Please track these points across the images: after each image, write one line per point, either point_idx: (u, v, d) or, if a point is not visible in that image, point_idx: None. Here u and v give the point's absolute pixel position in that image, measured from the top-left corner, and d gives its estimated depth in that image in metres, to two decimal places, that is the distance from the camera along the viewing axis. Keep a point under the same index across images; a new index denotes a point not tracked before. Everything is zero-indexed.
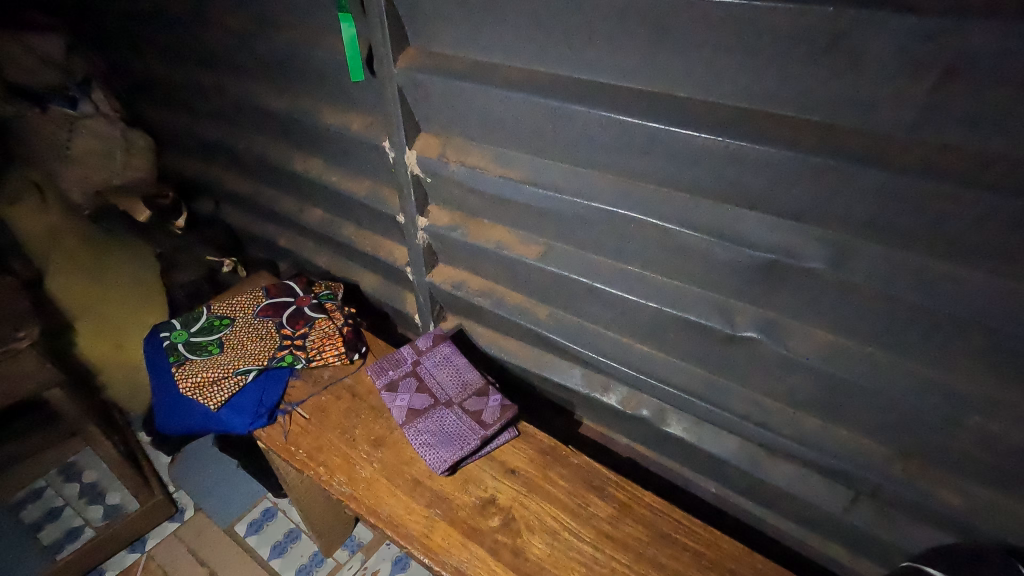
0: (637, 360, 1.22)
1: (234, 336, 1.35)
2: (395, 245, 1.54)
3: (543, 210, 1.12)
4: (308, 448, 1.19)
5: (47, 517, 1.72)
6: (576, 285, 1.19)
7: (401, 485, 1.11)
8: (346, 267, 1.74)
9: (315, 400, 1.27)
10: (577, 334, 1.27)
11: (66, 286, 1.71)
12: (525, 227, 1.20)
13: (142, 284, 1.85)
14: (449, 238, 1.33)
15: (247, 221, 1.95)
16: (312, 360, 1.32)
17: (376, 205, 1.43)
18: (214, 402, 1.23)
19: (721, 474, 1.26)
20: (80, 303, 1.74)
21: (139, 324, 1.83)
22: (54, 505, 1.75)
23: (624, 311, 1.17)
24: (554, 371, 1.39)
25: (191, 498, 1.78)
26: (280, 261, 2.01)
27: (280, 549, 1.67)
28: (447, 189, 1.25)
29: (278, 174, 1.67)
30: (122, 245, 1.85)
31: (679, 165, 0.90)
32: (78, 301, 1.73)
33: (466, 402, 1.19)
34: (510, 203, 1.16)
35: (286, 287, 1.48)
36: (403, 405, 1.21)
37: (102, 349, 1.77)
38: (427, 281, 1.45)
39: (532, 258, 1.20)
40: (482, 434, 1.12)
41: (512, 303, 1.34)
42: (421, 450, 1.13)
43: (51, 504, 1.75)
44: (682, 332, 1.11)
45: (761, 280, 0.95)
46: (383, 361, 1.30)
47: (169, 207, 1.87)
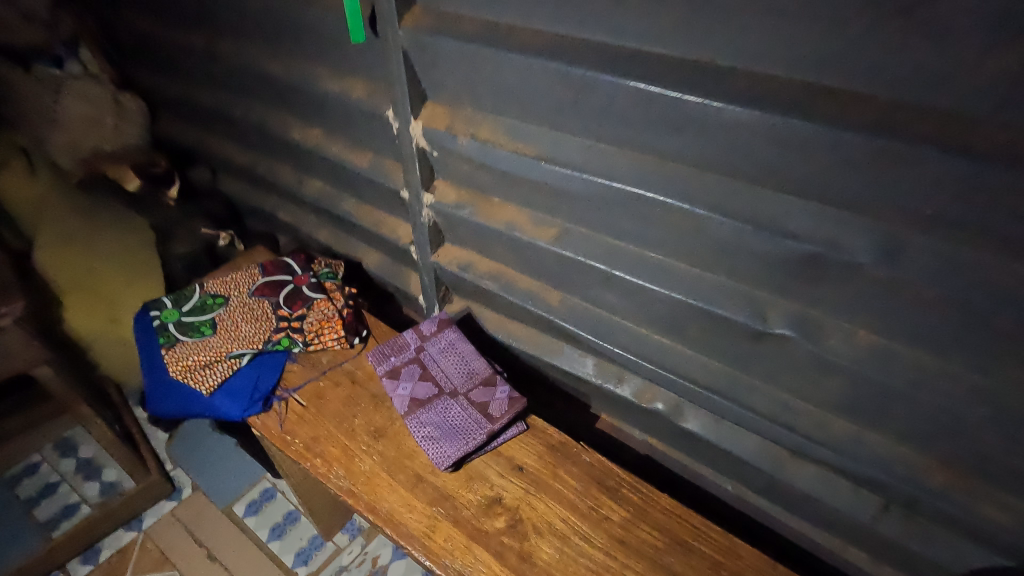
0: (654, 353, 1.14)
1: (228, 317, 1.28)
2: (399, 222, 1.45)
3: (559, 190, 1.03)
4: (304, 438, 1.13)
5: (42, 493, 1.68)
6: (592, 271, 1.11)
7: (402, 481, 1.05)
8: (348, 243, 1.66)
9: (312, 386, 1.21)
10: (591, 323, 1.20)
11: (55, 259, 1.62)
12: (539, 208, 1.11)
13: (132, 262, 1.73)
14: (455, 217, 1.24)
15: (243, 192, 1.86)
16: (310, 344, 1.25)
17: (378, 179, 1.34)
18: (207, 387, 1.17)
19: (738, 472, 1.20)
20: (72, 277, 1.65)
21: (134, 299, 1.72)
22: (49, 481, 1.71)
23: (645, 302, 1.08)
24: (564, 360, 1.32)
25: (188, 476, 1.74)
26: (279, 234, 1.93)
27: (279, 531, 1.64)
28: (455, 164, 1.16)
29: (277, 143, 1.57)
30: (113, 219, 1.74)
31: (714, 145, 0.81)
32: (69, 275, 1.64)
33: (472, 393, 1.13)
34: (523, 180, 1.07)
35: (284, 264, 1.40)
36: (405, 395, 1.15)
37: (95, 325, 1.69)
38: (432, 261, 1.37)
39: (546, 241, 1.12)
40: (489, 428, 1.06)
41: (522, 288, 1.26)
42: (424, 444, 1.07)
43: (47, 479, 1.71)
44: (706, 326, 1.02)
45: (799, 274, 0.86)
46: (384, 345, 1.23)
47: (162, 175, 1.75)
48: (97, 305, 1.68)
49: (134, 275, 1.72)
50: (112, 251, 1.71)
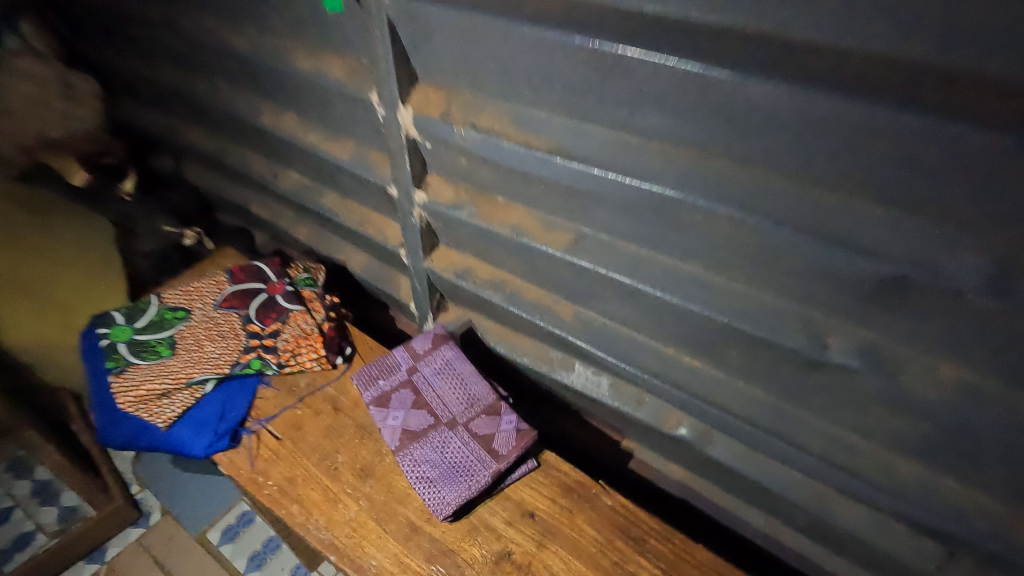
0: (683, 378, 0.99)
1: (190, 334, 1.11)
2: (388, 221, 1.28)
3: (576, 190, 0.87)
4: (279, 480, 0.97)
5: None
6: (613, 285, 0.95)
7: (393, 534, 0.91)
8: (330, 242, 1.48)
9: (287, 415, 1.05)
10: (608, 341, 1.04)
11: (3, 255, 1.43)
12: (551, 210, 0.95)
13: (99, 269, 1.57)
14: (451, 218, 1.07)
15: (212, 184, 1.67)
16: (285, 365, 1.09)
17: (363, 173, 1.16)
18: (164, 421, 1.01)
19: (775, 507, 1.06)
20: (22, 275, 1.46)
21: (92, 301, 1.55)
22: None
23: (676, 320, 0.93)
24: (576, 379, 1.16)
25: (157, 500, 1.59)
26: (255, 230, 1.74)
27: (258, 561, 1.49)
28: (451, 157, 0.99)
29: (248, 129, 1.39)
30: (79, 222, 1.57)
31: (779, 140, 0.65)
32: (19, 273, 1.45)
33: (473, 424, 0.98)
34: (532, 178, 0.91)
35: (256, 269, 1.23)
36: (396, 426, 1.00)
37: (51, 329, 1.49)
38: (425, 266, 1.21)
39: (559, 249, 0.95)
40: (494, 469, 0.91)
41: (529, 298, 1.10)
42: (419, 488, 0.93)
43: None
44: (748, 350, 0.88)
45: (874, 296, 0.71)
46: (371, 366, 1.07)
47: (113, 168, 1.57)
48: (50, 307, 1.49)
49: (94, 276, 1.56)
50: (70, 249, 1.54)
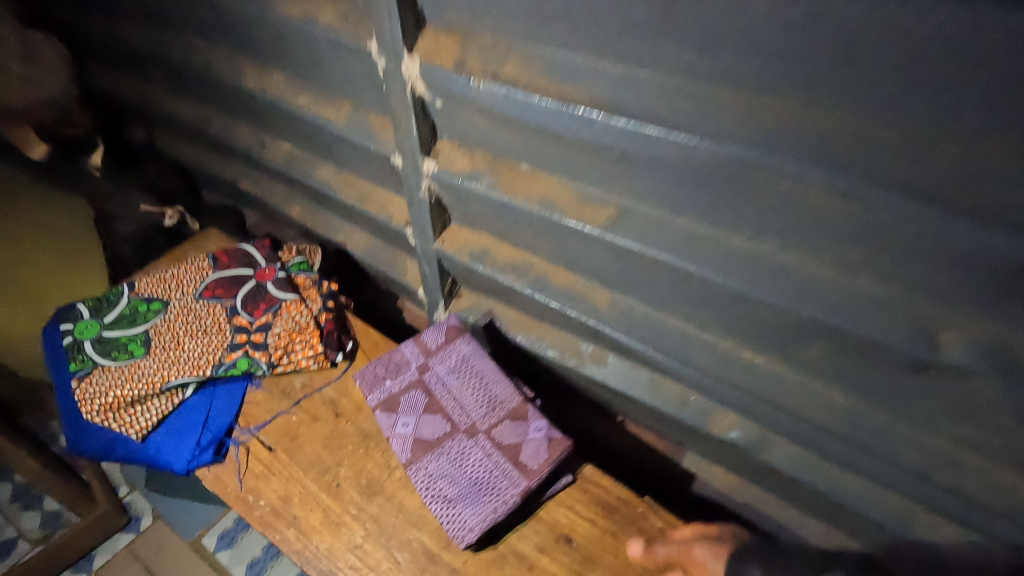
0: (742, 378, 0.84)
1: (167, 330, 0.97)
2: (391, 196, 1.12)
3: (621, 155, 0.71)
4: (273, 500, 0.86)
5: None
6: (662, 269, 0.79)
7: (408, 565, 0.80)
8: (328, 221, 1.33)
9: (280, 423, 0.93)
10: (652, 334, 0.89)
11: None
12: (587, 181, 0.79)
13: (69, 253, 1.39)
14: (465, 192, 0.92)
15: (194, 159, 1.50)
16: (277, 364, 0.95)
17: (361, 141, 1.00)
18: (137, 432, 0.89)
19: (842, 521, 0.92)
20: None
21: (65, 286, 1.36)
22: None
23: (739, 311, 0.77)
24: (610, 374, 1.02)
25: (147, 502, 1.47)
26: (244, 209, 1.58)
27: (258, 569, 1.37)
28: (465, 118, 0.83)
29: (229, 93, 1.21)
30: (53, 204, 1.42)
31: (911, 84, 0.48)
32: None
33: (497, 431, 0.86)
34: (566, 141, 0.75)
35: (242, 253, 1.08)
36: (407, 435, 0.87)
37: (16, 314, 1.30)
38: (434, 248, 1.05)
39: (596, 228, 0.80)
40: (525, 487, 0.80)
41: (556, 284, 0.95)
42: (435, 510, 0.81)
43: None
44: (830, 346, 0.73)
45: (1014, 286, 0.55)
46: (376, 364, 0.94)
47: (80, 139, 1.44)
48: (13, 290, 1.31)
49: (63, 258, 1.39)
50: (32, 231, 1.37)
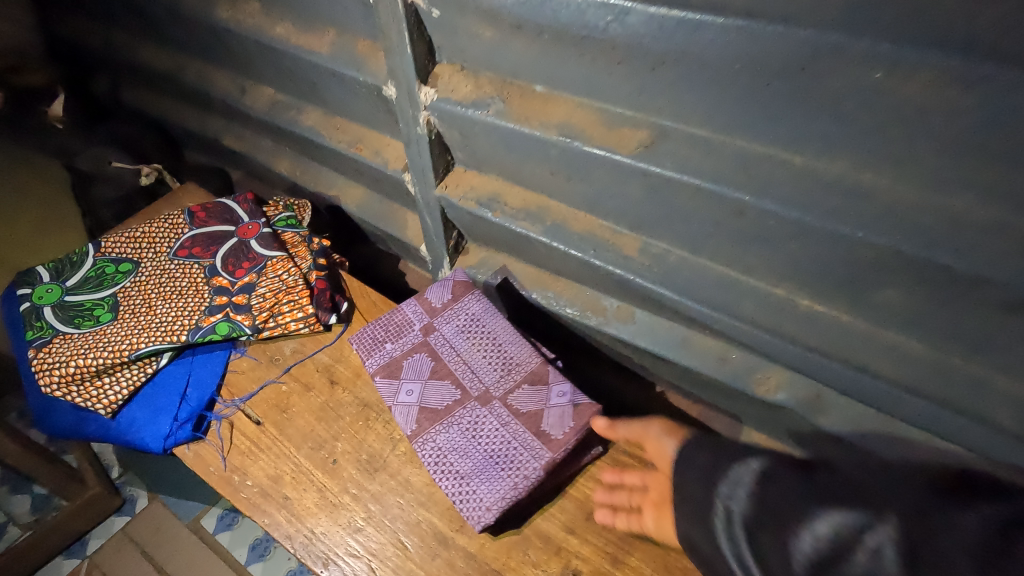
0: (798, 329, 0.72)
1: (138, 294, 0.86)
2: (387, 140, 0.99)
3: (660, 57, 0.58)
4: (261, 480, 0.76)
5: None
6: (708, 202, 0.67)
7: (417, 550, 0.70)
8: (320, 175, 1.20)
9: (269, 394, 0.83)
10: (692, 283, 0.77)
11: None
12: (616, 98, 0.66)
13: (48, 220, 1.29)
14: (470, 124, 0.79)
15: (170, 114, 1.37)
16: (263, 328, 0.84)
17: (349, 72, 0.87)
18: (106, 408, 0.79)
19: None
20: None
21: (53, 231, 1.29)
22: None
23: (800, 250, 0.65)
24: (640, 332, 0.91)
25: (143, 484, 1.39)
26: (229, 168, 1.45)
27: (260, 551, 1.29)
28: (468, 30, 0.70)
29: (199, 32, 1.07)
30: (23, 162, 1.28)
31: None
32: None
33: (515, 398, 0.76)
34: (591, 46, 0.61)
35: (222, 207, 0.96)
36: (411, 404, 0.77)
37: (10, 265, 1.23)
38: (437, 195, 0.93)
39: (627, 155, 0.67)
40: (550, 459, 0.70)
41: (577, 230, 0.83)
42: (446, 488, 0.71)
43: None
44: (913, 286, 0.60)
45: None
46: (375, 325, 0.84)
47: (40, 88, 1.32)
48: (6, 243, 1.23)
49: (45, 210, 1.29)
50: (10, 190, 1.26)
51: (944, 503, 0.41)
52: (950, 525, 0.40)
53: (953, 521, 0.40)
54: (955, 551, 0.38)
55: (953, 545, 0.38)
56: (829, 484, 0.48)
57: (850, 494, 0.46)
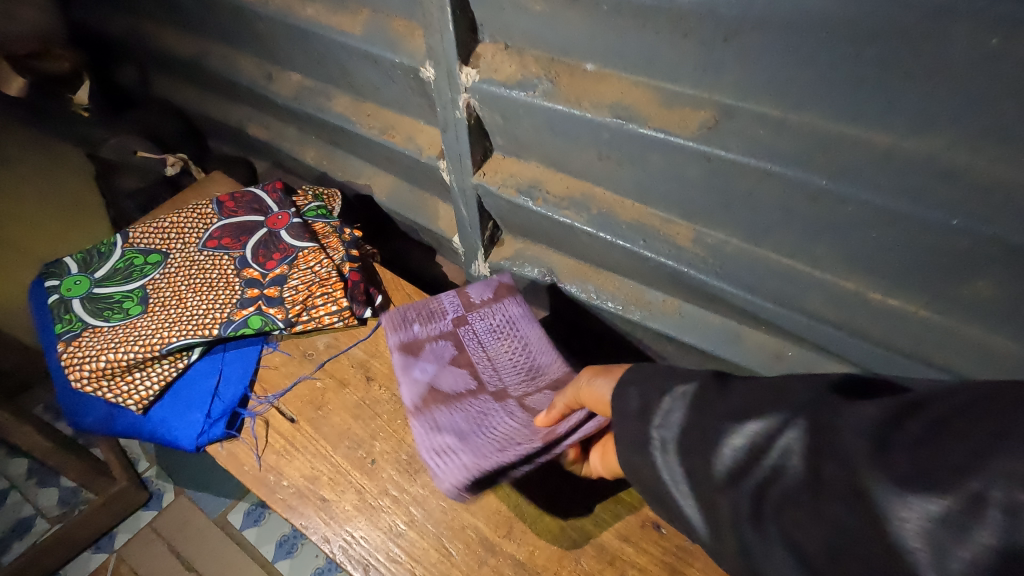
0: (872, 325, 0.67)
1: (168, 286, 0.84)
2: (421, 126, 0.96)
3: (732, 27, 0.53)
4: (297, 480, 0.73)
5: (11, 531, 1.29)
6: (776, 188, 0.62)
7: (462, 558, 0.67)
8: (348, 164, 1.17)
9: (303, 390, 0.80)
10: (752, 276, 0.72)
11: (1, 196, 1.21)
12: (679, 76, 0.61)
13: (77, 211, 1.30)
14: (513, 106, 0.75)
15: (194, 103, 1.34)
16: (296, 322, 0.81)
17: (384, 54, 0.83)
18: (137, 403, 0.76)
19: None
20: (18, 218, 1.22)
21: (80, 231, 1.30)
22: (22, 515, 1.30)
23: (877, 239, 0.60)
24: (687, 327, 0.86)
25: (169, 478, 1.37)
26: (255, 159, 1.42)
27: (288, 548, 1.27)
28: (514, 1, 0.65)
29: (226, 16, 1.04)
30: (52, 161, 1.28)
31: None
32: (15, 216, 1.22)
33: (531, 399, 0.72)
34: (654, 18, 0.57)
35: (251, 197, 0.93)
36: (421, 381, 0.75)
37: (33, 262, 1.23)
38: (473, 183, 0.89)
39: (691, 137, 0.63)
40: (548, 429, 0.63)
41: (626, 220, 0.79)
42: (432, 456, 0.67)
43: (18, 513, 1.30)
44: (1006, 276, 0.55)
45: None
46: (409, 308, 0.83)
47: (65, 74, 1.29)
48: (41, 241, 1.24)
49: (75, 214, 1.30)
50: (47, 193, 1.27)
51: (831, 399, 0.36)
52: (842, 415, 0.34)
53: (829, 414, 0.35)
54: (846, 439, 0.33)
55: (828, 439, 0.34)
56: (725, 403, 0.43)
57: (747, 402, 0.40)
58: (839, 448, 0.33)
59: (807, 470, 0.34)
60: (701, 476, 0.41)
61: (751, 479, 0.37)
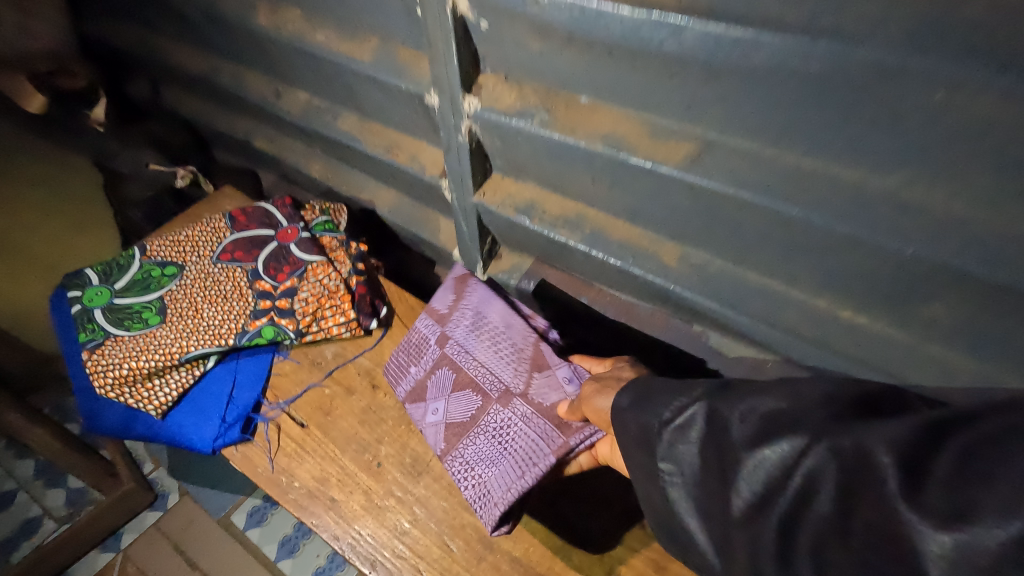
0: (842, 341, 0.73)
1: (184, 296, 0.88)
2: (424, 146, 1.01)
3: (713, 71, 0.58)
4: (308, 481, 0.78)
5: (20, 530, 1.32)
6: (754, 215, 0.67)
7: (462, 554, 0.72)
8: (352, 178, 1.22)
9: (313, 396, 0.85)
10: (733, 294, 0.78)
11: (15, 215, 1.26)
12: (667, 111, 0.67)
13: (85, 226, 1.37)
14: (513, 134, 0.80)
15: (203, 117, 1.39)
16: (306, 333, 0.86)
17: (392, 80, 0.88)
18: (157, 409, 0.81)
19: None
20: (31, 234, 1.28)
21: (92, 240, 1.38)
22: (30, 515, 1.34)
23: (847, 264, 0.66)
24: (674, 339, 0.92)
25: (173, 479, 1.41)
26: (261, 171, 1.47)
27: (290, 548, 1.32)
28: (514, 38, 0.70)
29: (238, 37, 1.08)
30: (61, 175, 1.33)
31: None
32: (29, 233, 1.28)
33: (533, 391, 0.76)
34: (643, 59, 0.62)
35: (262, 212, 0.98)
36: (439, 420, 0.78)
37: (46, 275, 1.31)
38: (473, 203, 0.94)
39: (676, 167, 0.68)
40: (562, 444, 0.70)
41: (616, 239, 0.84)
42: (468, 495, 0.72)
43: (26, 513, 1.34)
44: (961, 300, 0.61)
45: None
46: (399, 352, 0.85)
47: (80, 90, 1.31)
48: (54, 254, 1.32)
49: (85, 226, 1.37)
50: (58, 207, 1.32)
51: (841, 424, 0.42)
52: (870, 452, 0.39)
53: (848, 441, 0.41)
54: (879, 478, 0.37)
55: (859, 473, 0.39)
56: (732, 428, 0.49)
57: (761, 428, 0.46)
58: (868, 483, 0.38)
59: (836, 505, 0.40)
60: (725, 501, 0.48)
61: (778, 508, 0.43)
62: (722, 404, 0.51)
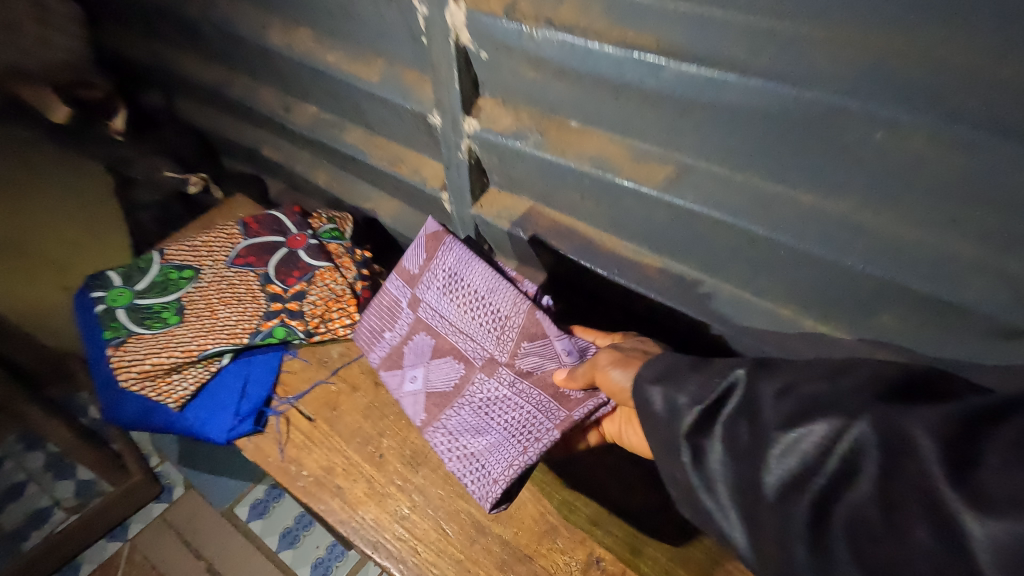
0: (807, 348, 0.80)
1: (201, 298, 0.95)
2: (426, 159, 1.08)
3: (690, 106, 0.65)
4: (315, 470, 0.85)
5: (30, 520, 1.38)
6: (727, 232, 0.74)
7: (456, 537, 0.79)
8: (357, 188, 1.28)
9: (320, 392, 0.92)
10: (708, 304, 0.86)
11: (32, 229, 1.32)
12: (649, 138, 0.74)
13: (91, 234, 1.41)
14: (509, 153, 0.87)
15: (214, 126, 1.45)
16: (314, 333, 0.93)
17: (398, 100, 0.94)
18: (175, 401, 0.88)
19: None
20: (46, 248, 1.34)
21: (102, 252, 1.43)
22: (40, 506, 1.39)
23: (809, 279, 0.73)
24: None
25: (179, 473, 1.47)
26: (269, 178, 1.53)
27: (290, 539, 1.38)
28: (512, 69, 0.77)
29: (253, 54, 1.15)
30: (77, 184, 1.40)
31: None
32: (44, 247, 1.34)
33: (521, 359, 0.77)
34: (627, 93, 0.69)
35: (273, 219, 1.04)
36: (418, 389, 0.85)
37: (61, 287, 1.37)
38: (472, 213, 1.02)
39: (657, 188, 0.75)
40: (566, 419, 0.72)
41: (603, 250, 0.92)
42: (454, 464, 0.78)
43: (36, 504, 1.39)
44: (909, 313, 0.68)
45: None
46: (371, 317, 0.92)
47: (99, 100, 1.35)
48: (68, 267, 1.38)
49: (97, 237, 1.42)
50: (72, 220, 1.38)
51: (883, 409, 0.42)
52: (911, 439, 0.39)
53: (893, 429, 0.41)
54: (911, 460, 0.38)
55: (904, 462, 0.39)
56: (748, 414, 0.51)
57: (797, 410, 0.47)
58: (912, 473, 0.38)
59: (875, 488, 0.40)
60: (746, 482, 0.49)
61: (797, 492, 0.44)
62: (751, 384, 0.53)
